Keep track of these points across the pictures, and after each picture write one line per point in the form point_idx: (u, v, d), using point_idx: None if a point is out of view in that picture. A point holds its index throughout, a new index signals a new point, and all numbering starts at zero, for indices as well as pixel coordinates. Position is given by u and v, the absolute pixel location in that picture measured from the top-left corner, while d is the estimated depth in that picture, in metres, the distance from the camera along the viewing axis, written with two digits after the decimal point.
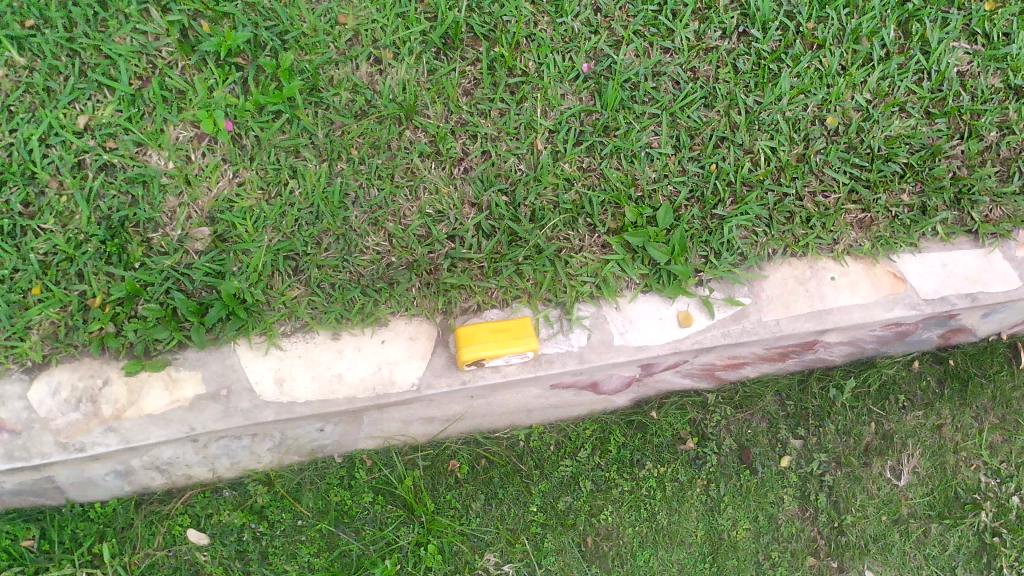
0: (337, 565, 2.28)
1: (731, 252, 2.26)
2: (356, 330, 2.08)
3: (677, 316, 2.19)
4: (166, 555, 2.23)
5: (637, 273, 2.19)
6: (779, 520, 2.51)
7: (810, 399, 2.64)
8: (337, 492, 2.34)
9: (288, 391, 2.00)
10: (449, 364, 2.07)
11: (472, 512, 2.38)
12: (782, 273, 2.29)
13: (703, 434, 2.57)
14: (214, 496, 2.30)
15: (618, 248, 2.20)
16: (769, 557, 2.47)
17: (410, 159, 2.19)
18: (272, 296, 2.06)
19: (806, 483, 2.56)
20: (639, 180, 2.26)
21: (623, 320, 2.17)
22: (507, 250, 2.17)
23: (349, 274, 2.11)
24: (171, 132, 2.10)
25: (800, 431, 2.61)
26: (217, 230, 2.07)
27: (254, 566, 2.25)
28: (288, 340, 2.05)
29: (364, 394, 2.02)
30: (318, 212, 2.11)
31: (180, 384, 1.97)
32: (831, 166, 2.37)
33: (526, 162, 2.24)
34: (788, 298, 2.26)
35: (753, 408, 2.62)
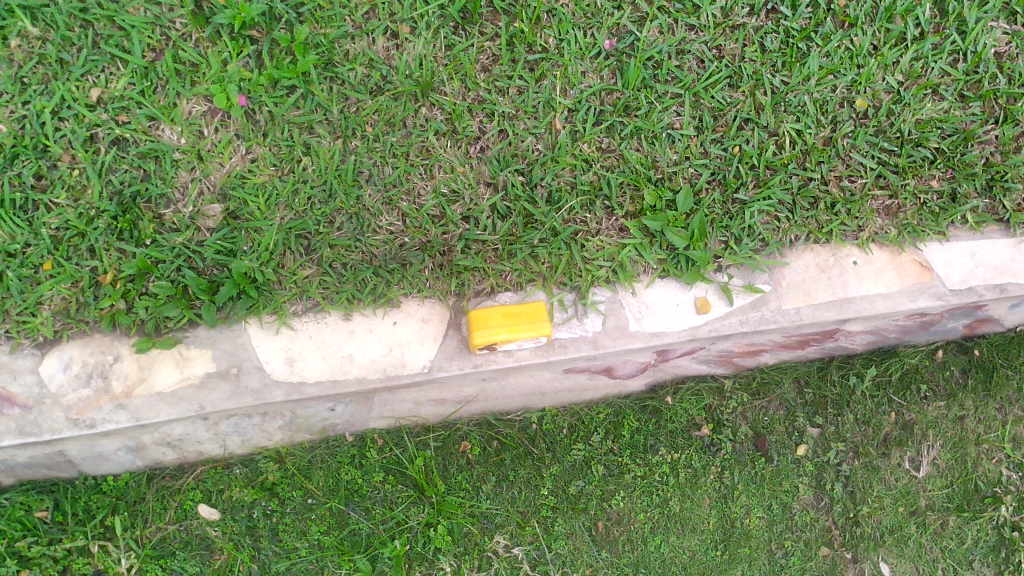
0: (346, 544, 2.28)
1: (753, 237, 2.20)
2: (367, 310, 2.06)
3: (695, 303, 2.15)
4: (178, 529, 2.24)
5: (654, 258, 2.14)
6: (793, 509, 2.50)
7: (829, 386, 2.60)
8: (348, 470, 2.33)
9: (298, 371, 1.99)
10: (462, 347, 2.06)
11: (483, 494, 2.37)
12: (804, 260, 2.24)
13: (719, 421, 2.53)
14: (225, 472, 2.29)
15: (635, 232, 2.15)
16: (782, 546, 2.46)
17: (425, 137, 2.15)
18: (283, 275, 2.03)
19: (822, 472, 2.54)
20: (659, 162, 2.21)
21: (639, 305, 2.14)
22: (523, 233, 2.13)
23: (361, 254, 2.07)
24: (184, 107, 2.07)
25: (818, 420, 2.58)
26: (229, 207, 2.04)
27: (265, 543, 2.26)
28: (299, 319, 2.03)
29: (374, 376, 2.02)
30: (331, 189, 2.08)
31: (190, 362, 1.96)
32: (859, 150, 2.30)
33: (544, 141, 2.20)
34: (809, 286, 2.21)
35: (770, 396, 2.57)
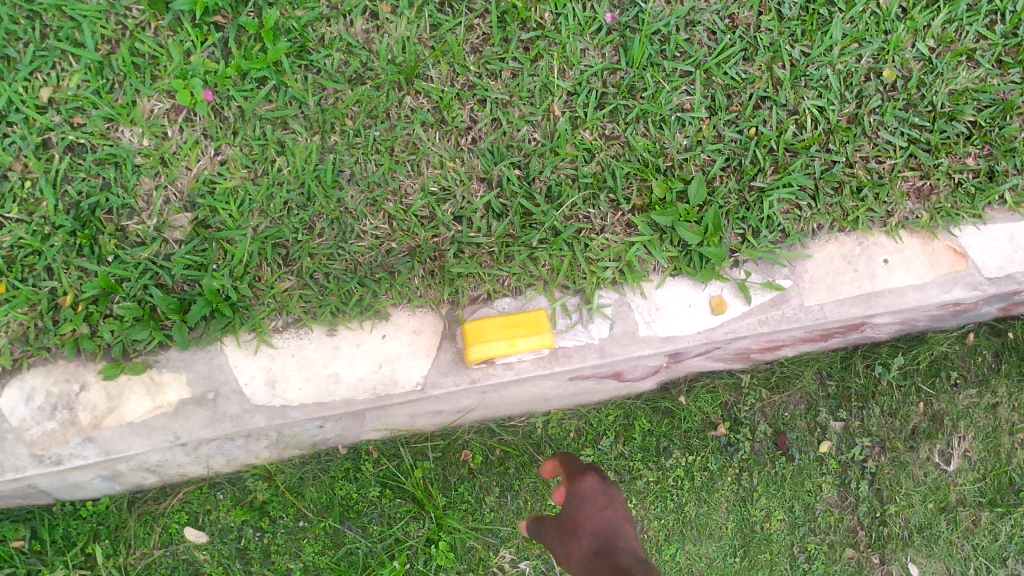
0: (343, 563, 2.16)
1: (771, 229, 2.03)
2: (353, 324, 1.89)
3: (710, 302, 1.98)
4: (164, 554, 2.12)
5: (665, 256, 1.97)
6: (816, 510, 2.36)
7: (853, 377, 2.43)
8: (342, 485, 2.19)
9: (280, 394, 1.84)
10: (456, 361, 1.89)
11: (487, 507, 2.24)
12: (828, 251, 2.05)
13: (735, 419, 2.37)
14: (212, 493, 2.15)
15: (644, 228, 1.97)
16: (805, 550, 2.33)
17: (411, 130, 1.95)
18: (261, 289, 1.87)
19: (847, 470, 2.39)
20: (668, 149, 2.02)
21: (649, 307, 1.96)
22: (521, 233, 1.95)
23: (345, 263, 1.90)
24: (144, 105, 1.88)
25: (841, 413, 2.42)
26: (197, 216, 1.86)
27: (256, 566, 2.13)
28: (280, 336, 1.87)
29: (363, 396, 1.86)
30: (310, 192, 1.90)
31: (162, 388, 1.81)
32: (887, 127, 2.10)
33: (541, 130, 2.00)
34: (833, 279, 2.03)
35: (790, 390, 2.40)
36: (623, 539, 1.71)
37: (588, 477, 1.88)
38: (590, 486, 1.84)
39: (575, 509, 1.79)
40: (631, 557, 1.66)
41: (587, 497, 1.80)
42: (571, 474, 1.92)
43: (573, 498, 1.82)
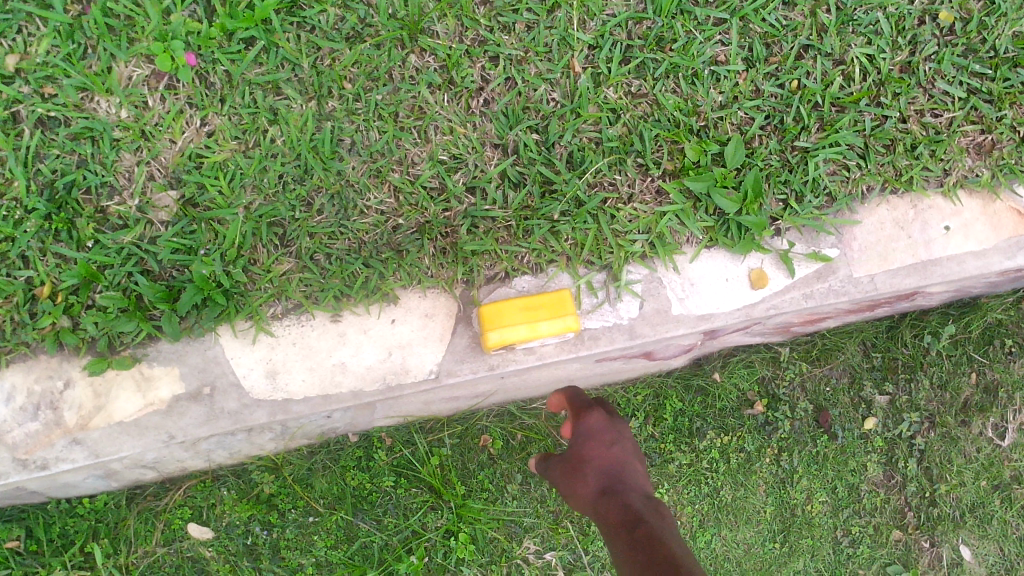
0: (357, 558, 2.02)
1: (817, 193, 1.83)
2: (360, 308, 1.73)
3: (750, 276, 1.80)
4: (167, 552, 1.99)
5: (700, 227, 1.78)
6: (861, 491, 2.21)
7: (899, 348, 2.26)
8: (354, 475, 2.05)
9: (282, 386, 1.69)
10: (473, 346, 1.73)
11: (508, 495, 2.09)
12: (879, 216, 1.86)
13: (773, 395, 2.22)
14: (216, 486, 2.01)
15: (676, 195, 1.78)
16: (849, 533, 2.19)
17: (416, 93, 1.77)
18: (257, 273, 1.71)
19: (894, 447, 2.23)
20: (702, 107, 1.82)
21: (683, 283, 1.79)
22: (540, 204, 1.77)
23: (348, 242, 1.73)
24: (121, 72, 1.70)
25: (887, 387, 2.26)
26: (184, 194, 1.69)
27: (265, 563, 2.00)
28: (280, 323, 1.71)
29: (372, 387, 1.71)
30: (306, 165, 1.72)
31: (153, 384, 1.66)
32: (944, 77, 1.88)
33: (560, 89, 1.81)
34: (885, 247, 1.85)
35: (832, 363, 2.25)
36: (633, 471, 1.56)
37: (596, 412, 1.64)
38: (599, 421, 1.63)
39: (586, 443, 1.60)
40: (640, 492, 1.53)
41: (594, 435, 1.60)
42: (576, 404, 1.69)
43: (580, 432, 1.62)
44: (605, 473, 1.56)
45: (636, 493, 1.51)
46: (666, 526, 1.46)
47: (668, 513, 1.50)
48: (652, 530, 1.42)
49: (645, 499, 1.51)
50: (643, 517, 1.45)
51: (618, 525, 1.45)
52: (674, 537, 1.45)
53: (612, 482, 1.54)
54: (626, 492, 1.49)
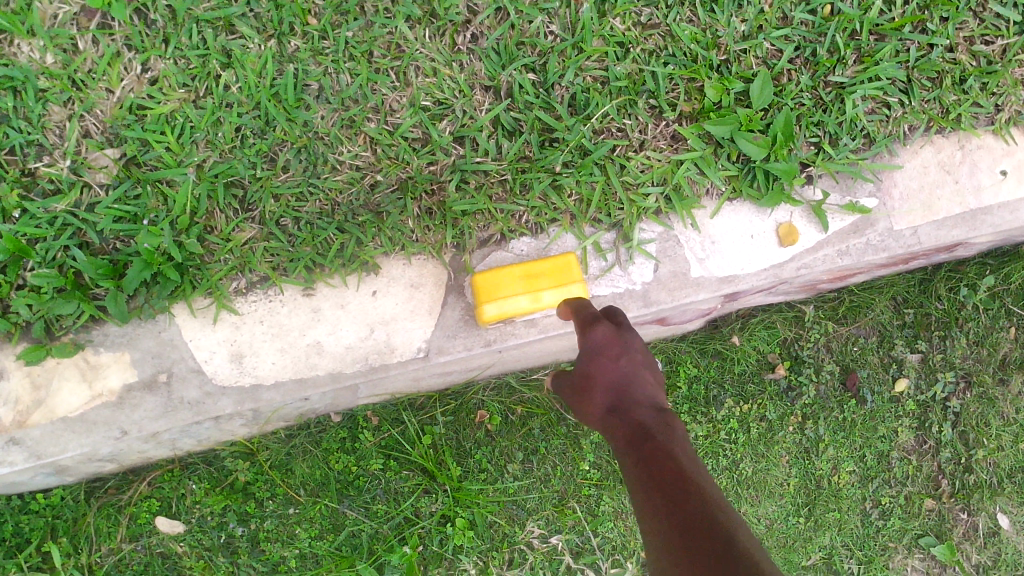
0: (345, 549, 1.84)
1: (853, 135, 1.61)
2: (335, 280, 1.51)
3: (778, 231, 1.58)
4: (135, 549, 1.80)
5: (722, 176, 1.57)
6: (891, 459, 2.03)
7: (933, 302, 2.06)
8: (339, 458, 1.86)
9: (249, 371, 1.48)
10: (467, 320, 1.52)
11: (510, 476, 1.90)
12: (923, 159, 1.64)
13: (796, 357, 2.03)
14: (184, 474, 1.83)
15: (694, 141, 1.56)
16: (878, 504, 2.02)
17: (392, 28, 1.52)
18: (214, 242, 1.48)
19: (927, 411, 2.05)
20: (723, 37, 1.58)
21: (703, 241, 1.57)
22: (539, 155, 1.53)
23: (319, 203, 1.50)
24: (45, 10, 1.45)
25: (920, 345, 2.06)
26: (125, 152, 1.45)
27: (244, 558, 1.81)
28: (244, 299, 1.49)
29: (353, 368, 1.50)
30: (267, 115, 1.48)
31: (100, 373, 1.45)
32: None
33: (559, 21, 1.57)
34: (929, 195, 1.64)
35: (859, 321, 2.05)
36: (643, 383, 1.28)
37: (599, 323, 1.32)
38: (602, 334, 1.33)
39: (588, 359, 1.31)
40: (650, 407, 1.26)
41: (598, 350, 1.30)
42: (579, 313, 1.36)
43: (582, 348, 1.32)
44: (611, 391, 1.28)
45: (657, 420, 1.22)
46: (685, 447, 1.21)
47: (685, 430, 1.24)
48: (670, 456, 1.16)
49: (658, 416, 1.25)
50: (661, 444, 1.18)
51: (632, 454, 1.19)
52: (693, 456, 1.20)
53: (620, 403, 1.26)
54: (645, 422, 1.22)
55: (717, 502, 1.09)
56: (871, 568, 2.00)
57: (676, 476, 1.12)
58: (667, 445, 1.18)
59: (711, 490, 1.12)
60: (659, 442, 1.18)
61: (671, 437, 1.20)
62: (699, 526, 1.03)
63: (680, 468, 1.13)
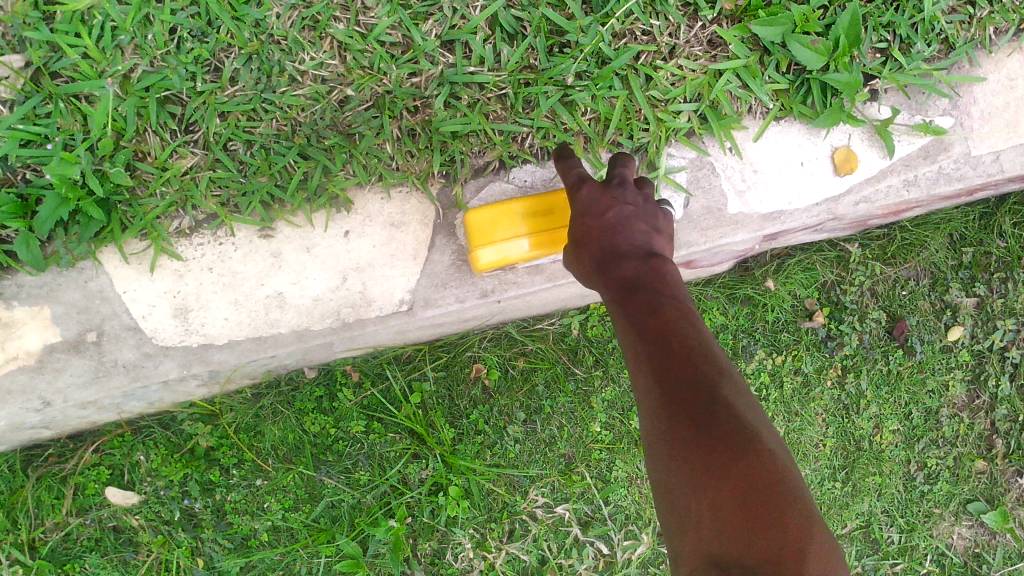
0: (323, 522, 1.62)
1: (929, 40, 1.32)
2: (299, 218, 1.25)
3: (834, 157, 1.32)
4: (82, 524, 1.58)
5: (769, 90, 1.28)
6: (941, 417, 1.79)
7: (995, 240, 1.80)
8: (315, 420, 1.63)
9: (198, 328, 1.23)
10: (459, 266, 1.27)
11: (510, 439, 1.67)
12: (1010, 70, 1.36)
13: (837, 303, 1.78)
14: (138, 438, 1.60)
15: (737, 46, 1.27)
16: (924, 467, 1.79)
17: None
18: (149, 172, 1.21)
19: (982, 362, 1.81)
20: None
21: (744, 170, 1.31)
22: (548, 64, 1.25)
23: (276, 124, 1.22)
24: None
25: (978, 288, 1.80)
26: (31, 60, 1.16)
27: (208, 532, 1.59)
28: (187, 242, 1.23)
29: (323, 324, 1.26)
30: (208, 13, 1.19)
31: (15, 331, 1.20)
32: None
33: None
34: (1015, 113, 1.36)
35: (910, 261, 1.80)
36: (637, 230, 1.07)
37: (587, 182, 1.12)
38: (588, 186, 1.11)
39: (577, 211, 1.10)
40: (644, 257, 1.06)
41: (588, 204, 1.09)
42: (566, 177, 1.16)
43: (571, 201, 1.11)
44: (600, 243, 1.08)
45: (647, 271, 1.04)
46: (681, 301, 1.02)
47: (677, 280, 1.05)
48: (663, 317, 0.98)
49: (650, 266, 1.05)
50: (650, 298, 1.01)
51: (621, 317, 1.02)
52: (692, 313, 1.02)
53: (607, 256, 1.07)
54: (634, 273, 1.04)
55: (721, 377, 0.93)
56: (914, 537, 1.78)
57: (676, 350, 0.95)
58: (665, 305, 1.00)
59: (714, 358, 0.96)
60: (654, 302, 1.00)
61: (664, 294, 1.02)
62: (691, 416, 0.89)
63: (680, 337, 0.96)
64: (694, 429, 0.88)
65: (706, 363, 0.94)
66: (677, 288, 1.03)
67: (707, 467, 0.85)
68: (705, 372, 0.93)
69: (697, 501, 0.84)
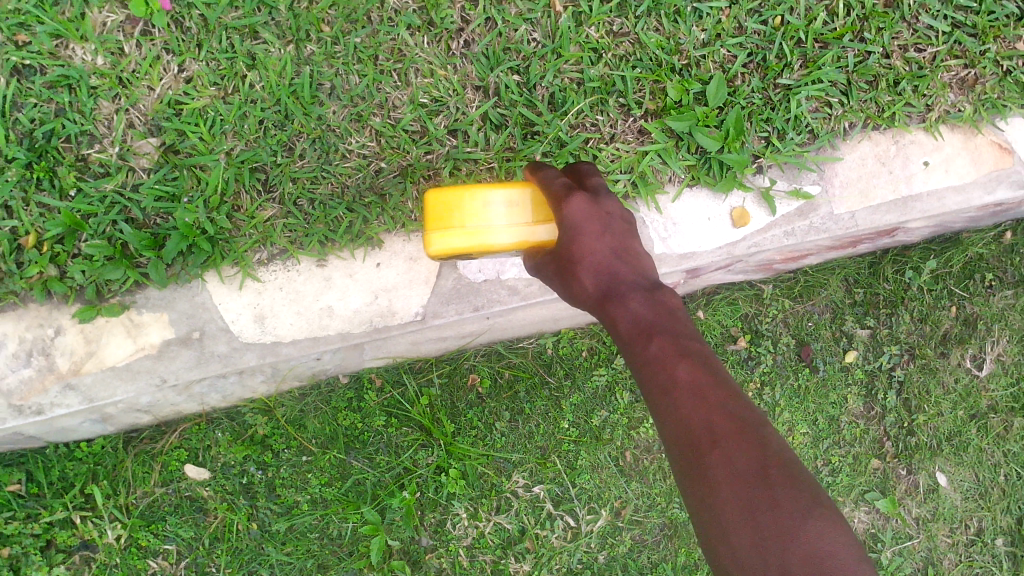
0: (352, 495, 2.08)
1: (799, 130, 1.83)
2: (345, 253, 1.74)
3: (732, 214, 1.82)
4: (166, 492, 2.04)
5: (681, 165, 1.79)
6: (841, 422, 2.26)
7: (882, 283, 2.29)
8: (346, 416, 2.09)
9: (270, 330, 1.71)
10: (459, 289, 1.76)
11: (497, 432, 2.14)
12: (861, 152, 1.87)
13: (756, 331, 2.26)
14: (210, 428, 2.07)
15: (658, 134, 1.78)
16: (828, 462, 2.25)
17: (395, 35, 1.74)
18: (241, 220, 1.72)
19: (874, 379, 2.28)
20: (684, 45, 1.81)
21: (665, 223, 1.80)
22: (523, 146, 1.77)
23: (331, 186, 1.74)
24: (95, 18, 1.67)
25: (869, 321, 2.29)
26: (164, 141, 1.69)
27: (261, 501, 2.06)
28: (266, 269, 1.72)
29: (360, 329, 1.73)
30: (286, 110, 1.72)
31: (143, 329, 1.69)
32: (928, 11, 1.88)
33: (541, 29, 1.79)
34: (867, 183, 1.86)
35: (814, 299, 2.28)
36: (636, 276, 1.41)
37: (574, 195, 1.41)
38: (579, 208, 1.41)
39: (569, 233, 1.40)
40: (647, 300, 1.38)
41: (580, 226, 1.39)
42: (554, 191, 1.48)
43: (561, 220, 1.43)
44: (602, 278, 1.41)
45: (654, 312, 1.36)
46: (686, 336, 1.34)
47: (678, 315, 1.37)
48: (679, 353, 1.29)
49: (655, 308, 1.37)
50: (662, 335, 1.32)
51: (643, 351, 1.31)
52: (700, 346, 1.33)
53: (617, 295, 1.39)
54: (645, 312, 1.35)
55: (734, 403, 1.23)
56: None
57: (696, 382, 1.25)
58: (672, 340, 1.32)
59: (725, 384, 1.27)
60: (672, 341, 1.31)
61: (675, 333, 1.33)
62: (720, 439, 1.18)
63: (698, 373, 1.26)
64: (729, 453, 1.16)
65: (712, 382, 1.26)
66: (684, 328, 1.35)
67: (746, 482, 1.14)
68: (719, 398, 1.23)
69: (735, 510, 1.12)
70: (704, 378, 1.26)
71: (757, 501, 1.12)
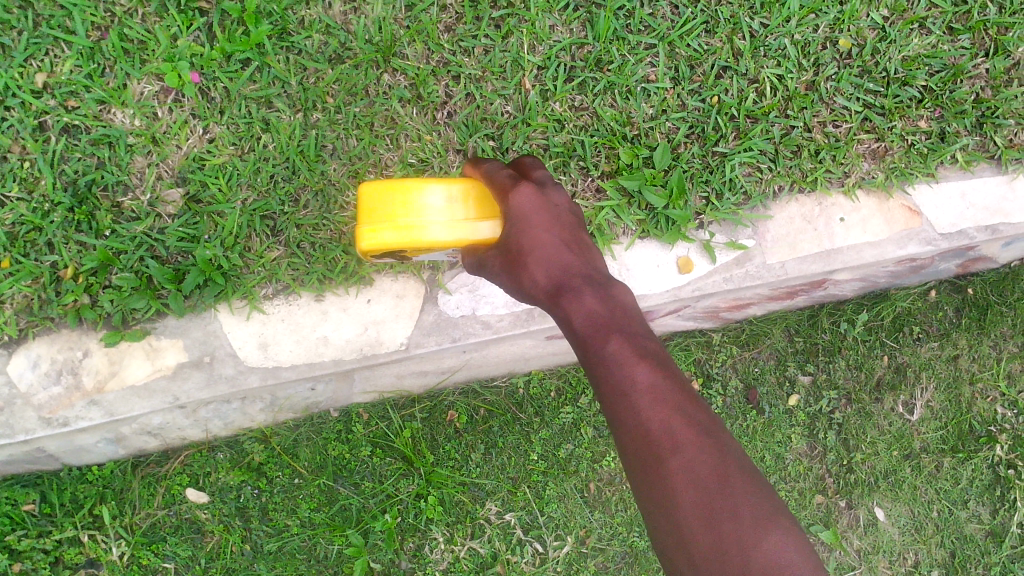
0: (338, 519, 2.27)
1: (734, 191, 2.14)
2: (340, 289, 1.99)
3: (677, 262, 2.09)
4: (167, 514, 2.23)
5: (633, 219, 2.08)
6: (786, 459, 2.49)
7: (820, 334, 2.56)
8: (336, 446, 2.30)
9: (272, 356, 1.95)
10: (439, 322, 2.01)
11: (473, 463, 2.35)
12: (788, 211, 2.16)
13: (708, 375, 2.52)
14: (210, 456, 2.27)
15: (612, 192, 2.08)
16: None
17: (389, 106, 2.05)
18: (251, 259, 1.98)
19: (815, 421, 2.52)
20: (634, 118, 2.13)
21: (619, 269, 2.07)
22: None
23: (330, 232, 2.01)
24: (135, 88, 1.97)
25: (809, 368, 2.54)
26: (188, 191, 1.97)
27: (255, 523, 2.24)
28: (270, 302, 1.97)
29: (351, 355, 1.97)
30: (294, 166, 2.01)
31: (161, 353, 1.92)
32: (843, 94, 2.21)
33: (514, 102, 2.10)
34: (794, 238, 2.15)
35: (759, 346, 2.54)
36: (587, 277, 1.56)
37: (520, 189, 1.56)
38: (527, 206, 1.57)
39: (517, 226, 1.55)
40: (599, 301, 1.53)
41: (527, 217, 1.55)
42: (498, 183, 1.60)
43: (509, 216, 1.54)
44: (553, 274, 1.56)
45: (607, 313, 1.51)
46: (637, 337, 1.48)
47: (628, 315, 1.53)
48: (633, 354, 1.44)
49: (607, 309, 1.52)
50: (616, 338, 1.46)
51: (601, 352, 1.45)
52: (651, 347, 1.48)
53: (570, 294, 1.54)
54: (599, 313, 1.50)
55: (687, 405, 1.39)
56: None
57: (654, 387, 1.39)
58: (629, 345, 1.45)
59: (677, 386, 1.42)
60: (629, 346, 1.45)
61: (627, 334, 1.48)
62: (678, 440, 1.32)
63: (655, 377, 1.41)
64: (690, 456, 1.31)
65: (668, 386, 1.41)
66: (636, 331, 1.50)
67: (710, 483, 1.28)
68: (673, 400, 1.38)
69: (694, 508, 1.26)
70: (660, 384, 1.40)
71: (714, 499, 1.26)
